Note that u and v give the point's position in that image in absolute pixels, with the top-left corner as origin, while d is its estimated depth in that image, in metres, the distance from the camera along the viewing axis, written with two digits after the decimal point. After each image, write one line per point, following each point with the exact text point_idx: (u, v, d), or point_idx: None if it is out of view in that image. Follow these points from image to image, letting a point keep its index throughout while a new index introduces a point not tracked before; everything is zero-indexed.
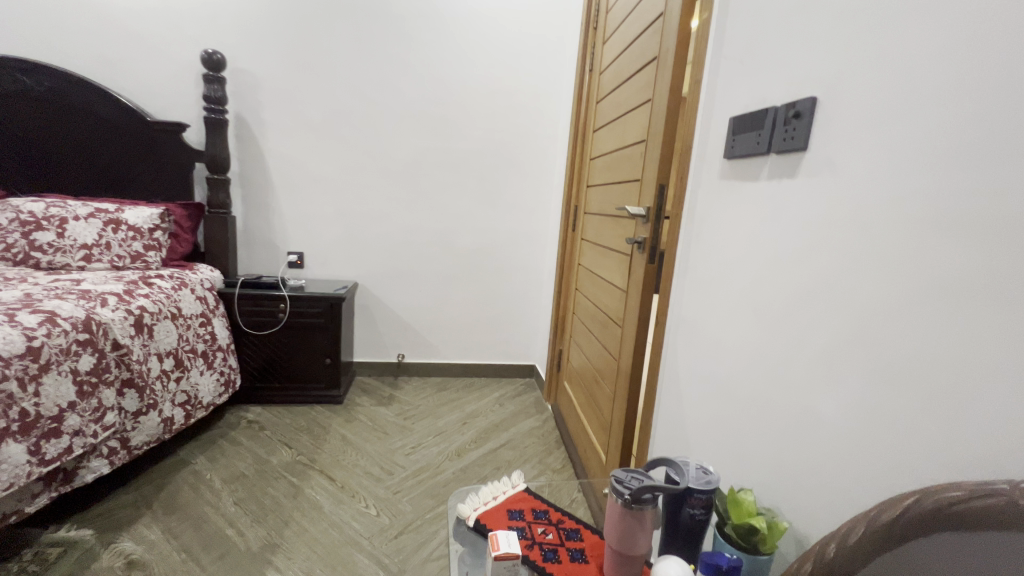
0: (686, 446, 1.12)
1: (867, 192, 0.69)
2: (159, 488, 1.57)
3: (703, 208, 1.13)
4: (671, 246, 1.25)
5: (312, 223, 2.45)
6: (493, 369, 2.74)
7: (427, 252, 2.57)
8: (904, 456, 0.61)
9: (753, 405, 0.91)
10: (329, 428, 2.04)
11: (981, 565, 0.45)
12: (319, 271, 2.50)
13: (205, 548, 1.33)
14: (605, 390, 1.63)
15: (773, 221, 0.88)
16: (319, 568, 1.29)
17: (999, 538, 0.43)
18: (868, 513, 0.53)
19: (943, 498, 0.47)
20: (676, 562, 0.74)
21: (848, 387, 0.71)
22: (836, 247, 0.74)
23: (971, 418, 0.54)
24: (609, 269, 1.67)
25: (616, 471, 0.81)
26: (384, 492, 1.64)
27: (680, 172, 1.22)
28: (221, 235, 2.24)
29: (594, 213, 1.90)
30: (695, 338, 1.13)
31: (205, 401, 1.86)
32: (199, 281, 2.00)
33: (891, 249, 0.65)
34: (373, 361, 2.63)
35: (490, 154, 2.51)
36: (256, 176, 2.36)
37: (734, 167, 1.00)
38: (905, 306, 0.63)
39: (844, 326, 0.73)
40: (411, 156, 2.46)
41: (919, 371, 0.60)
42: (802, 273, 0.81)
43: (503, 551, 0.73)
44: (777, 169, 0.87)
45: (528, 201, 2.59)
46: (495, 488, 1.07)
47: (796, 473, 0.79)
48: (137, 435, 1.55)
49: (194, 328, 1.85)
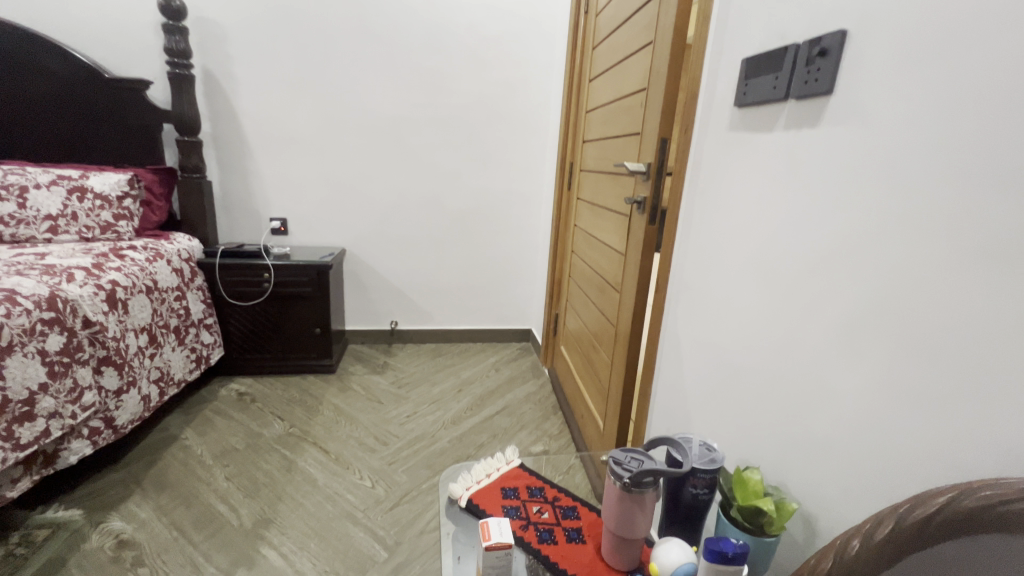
0: (687, 418, 1.07)
1: (901, 143, 0.60)
2: (148, 465, 1.54)
3: (708, 165, 1.03)
4: (673, 206, 1.16)
5: (293, 186, 2.32)
6: (488, 334, 2.69)
7: (416, 215, 2.46)
8: (930, 443, 0.56)
9: (760, 378, 0.85)
10: (322, 398, 2.01)
11: None
12: (304, 237, 2.40)
13: (196, 525, 1.31)
14: (602, 357, 1.57)
15: (789, 177, 0.79)
16: (314, 543, 1.27)
17: None
18: (898, 507, 0.47)
19: (984, 497, 0.42)
20: (677, 547, 0.71)
21: (869, 364, 0.64)
22: (860, 208, 0.66)
23: (1016, 405, 0.47)
24: (607, 231, 1.58)
25: (614, 451, 0.76)
26: (379, 462, 1.61)
27: (684, 124, 1.11)
28: (196, 201, 2.12)
29: (591, 170, 1.79)
30: (697, 306, 1.06)
31: (177, 377, 1.80)
32: (176, 251, 1.90)
33: (926, 210, 0.57)
34: (366, 329, 2.57)
35: (480, 109, 2.36)
36: (230, 137, 2.21)
37: (746, 117, 0.90)
38: (941, 276, 0.55)
39: (865, 295, 0.65)
40: (395, 112, 2.30)
41: (955, 348, 0.53)
42: (820, 235, 0.72)
43: (495, 540, 0.69)
44: (796, 118, 0.77)
45: (521, 159, 2.46)
46: (488, 464, 1.03)
47: (806, 452, 0.74)
48: (120, 414, 1.51)
49: (168, 302, 1.78)
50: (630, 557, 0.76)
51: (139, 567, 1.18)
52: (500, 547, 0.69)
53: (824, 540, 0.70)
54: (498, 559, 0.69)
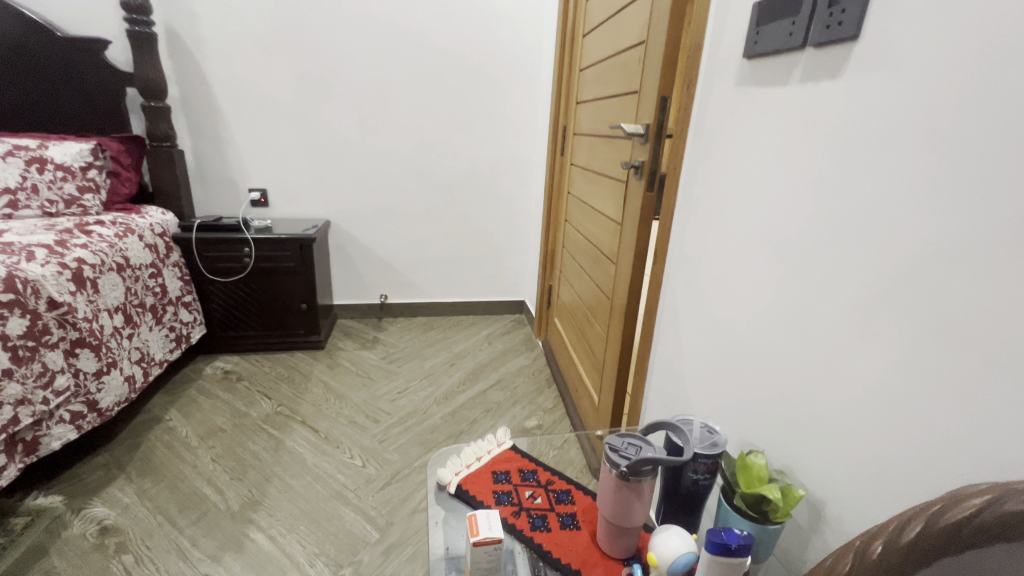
0: (686, 395, 1.03)
1: (938, 93, 0.52)
2: (131, 448, 1.50)
3: (713, 123, 0.94)
4: (673, 171, 1.08)
5: (271, 155, 2.20)
6: (481, 306, 2.64)
7: (402, 184, 2.35)
8: (953, 431, 0.51)
9: (766, 356, 0.79)
10: (311, 375, 1.96)
11: None
12: (286, 209, 2.29)
13: (182, 509, 1.28)
14: (597, 330, 1.52)
15: (803, 137, 0.71)
16: (303, 525, 1.25)
17: None
18: (929, 508, 0.42)
19: None
20: (676, 535, 0.67)
21: (887, 343, 0.59)
22: (885, 168, 0.58)
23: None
24: (602, 199, 1.50)
25: (610, 437, 0.71)
26: (370, 441, 1.58)
27: (687, 79, 1.02)
28: (167, 172, 2.01)
29: (585, 133, 1.69)
30: (698, 279, 0.99)
31: (157, 357, 1.74)
32: (148, 226, 1.80)
33: (964, 170, 0.50)
34: (355, 303, 2.51)
35: (467, 69, 2.22)
36: (200, 102, 2.07)
37: (756, 70, 0.81)
38: (980, 246, 0.48)
39: (885, 270, 0.59)
40: (376, 73, 2.16)
41: (990, 327, 0.47)
42: (836, 202, 0.65)
43: (484, 536, 0.66)
44: (815, 67, 0.68)
45: (512, 123, 2.34)
46: (478, 447, 0.99)
47: (813, 435, 0.69)
48: (104, 397, 1.46)
49: (143, 280, 1.70)
50: (627, 545, 0.73)
51: (123, 554, 1.14)
52: (490, 541, 0.66)
53: (831, 526, 0.66)
54: (487, 553, 0.66)
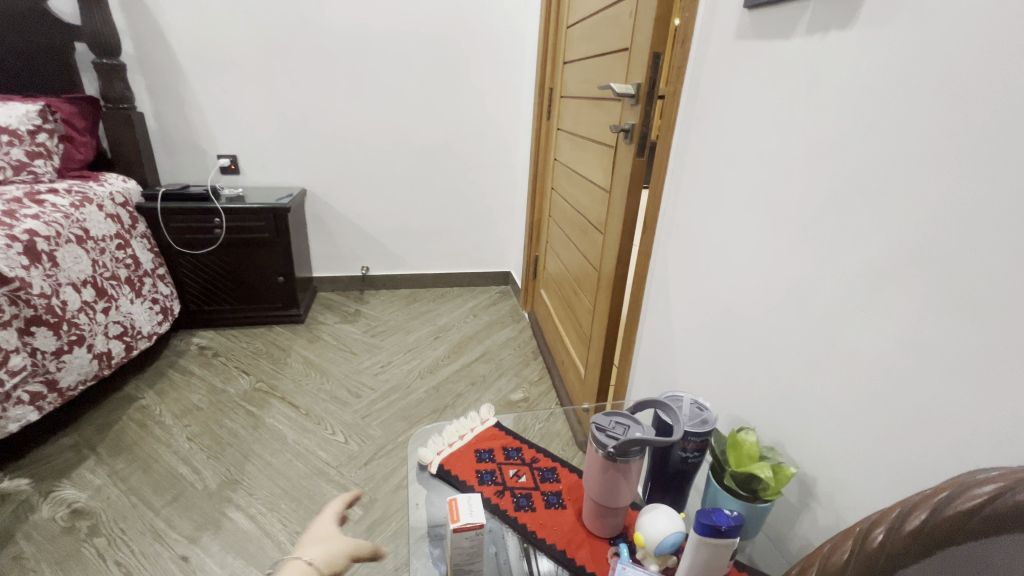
0: (675, 369, 1.01)
1: (959, 43, 0.47)
2: (102, 429, 1.44)
3: (709, 83, 0.88)
4: (665, 134, 1.02)
5: (239, 118, 2.07)
6: (466, 278, 2.58)
7: (382, 151, 2.24)
8: (956, 412, 0.48)
9: (759, 330, 0.76)
10: (291, 350, 1.91)
11: None
12: (259, 177, 2.18)
13: (157, 491, 1.24)
14: (584, 302, 1.49)
15: (807, 96, 0.65)
16: (284, 503, 1.22)
17: None
18: (935, 496, 0.39)
19: None
20: (664, 514, 0.65)
21: (888, 318, 0.55)
22: (895, 128, 0.53)
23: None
24: (590, 165, 1.43)
25: (597, 416, 0.68)
26: (352, 417, 1.55)
27: (682, 33, 0.94)
28: (127, 136, 1.88)
29: (572, 95, 1.60)
30: (689, 250, 0.95)
31: (145, 330, 1.69)
32: (108, 195, 1.68)
33: (986, 129, 0.45)
34: (335, 275, 2.43)
35: (446, 26, 2.08)
36: (159, 60, 1.92)
37: (758, 22, 0.75)
38: (994, 216, 0.44)
39: (889, 240, 0.55)
40: (350, 29, 2.02)
41: (1001, 304, 0.44)
42: (839, 167, 0.61)
43: (464, 523, 0.63)
44: (823, 16, 0.62)
45: (496, 84, 2.22)
46: (460, 425, 0.96)
47: (808, 412, 0.67)
48: (65, 376, 1.39)
49: (110, 252, 1.60)
50: (614, 524, 0.71)
51: (95, 537, 1.11)
52: (471, 527, 0.64)
53: (821, 504, 0.65)
54: (468, 539, 0.64)
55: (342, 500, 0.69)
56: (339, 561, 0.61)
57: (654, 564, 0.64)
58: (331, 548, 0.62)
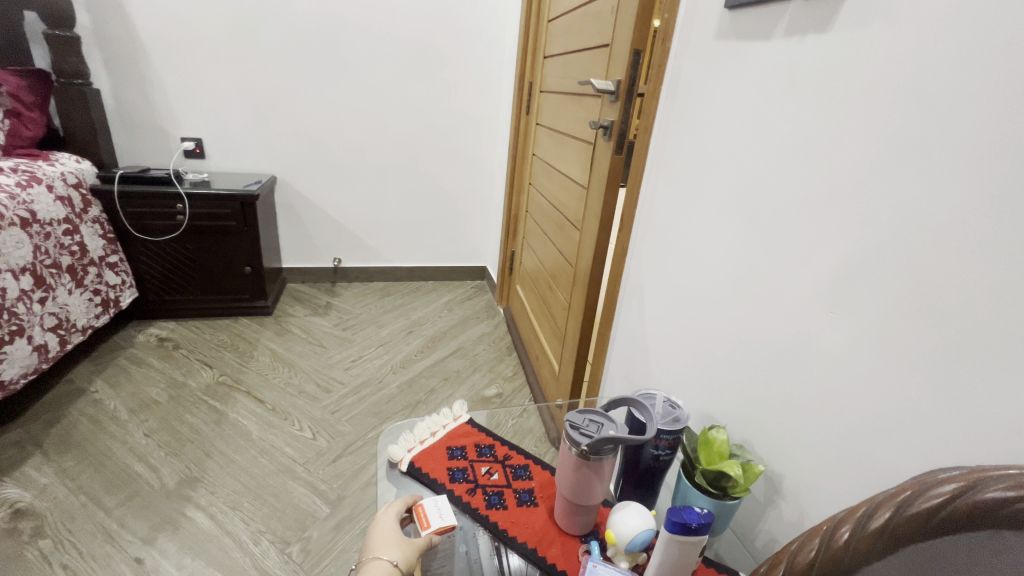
0: (649, 366, 1.02)
1: (934, 49, 0.48)
2: (49, 423, 1.36)
3: (687, 83, 0.89)
4: (644, 132, 1.02)
5: (204, 101, 1.98)
6: (441, 272, 2.55)
7: (357, 140, 2.19)
8: (919, 412, 0.49)
9: (731, 329, 0.77)
10: (258, 343, 1.85)
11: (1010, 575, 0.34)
12: (225, 163, 2.09)
13: (110, 490, 1.17)
14: (560, 299, 1.49)
15: (784, 99, 0.66)
16: (247, 501, 1.18)
17: None
18: (898, 495, 0.40)
19: (993, 493, 0.35)
20: (636, 512, 0.65)
21: (857, 320, 0.57)
22: (871, 132, 0.54)
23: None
24: (568, 160, 1.43)
25: (570, 413, 0.67)
26: (321, 412, 1.50)
27: (662, 31, 0.94)
28: (82, 114, 1.77)
29: (552, 90, 1.59)
30: (665, 249, 0.96)
31: (80, 324, 1.59)
32: (59, 175, 1.58)
33: (954, 138, 0.46)
34: (306, 267, 2.37)
35: (424, 14, 2.04)
36: (117, 35, 1.82)
37: (738, 22, 0.75)
38: (963, 222, 0.45)
39: (862, 244, 0.56)
40: (326, 12, 1.96)
41: (967, 309, 0.45)
42: (814, 170, 0.62)
43: (436, 527, 0.65)
44: (800, 21, 0.63)
45: (475, 77, 2.19)
46: (433, 422, 0.94)
47: (777, 410, 0.69)
48: (7, 369, 1.30)
49: (55, 237, 1.51)
50: (585, 521, 0.70)
51: (40, 539, 1.04)
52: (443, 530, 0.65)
53: (787, 501, 0.66)
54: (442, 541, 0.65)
55: (395, 504, 0.68)
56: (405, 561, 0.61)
57: (624, 561, 0.65)
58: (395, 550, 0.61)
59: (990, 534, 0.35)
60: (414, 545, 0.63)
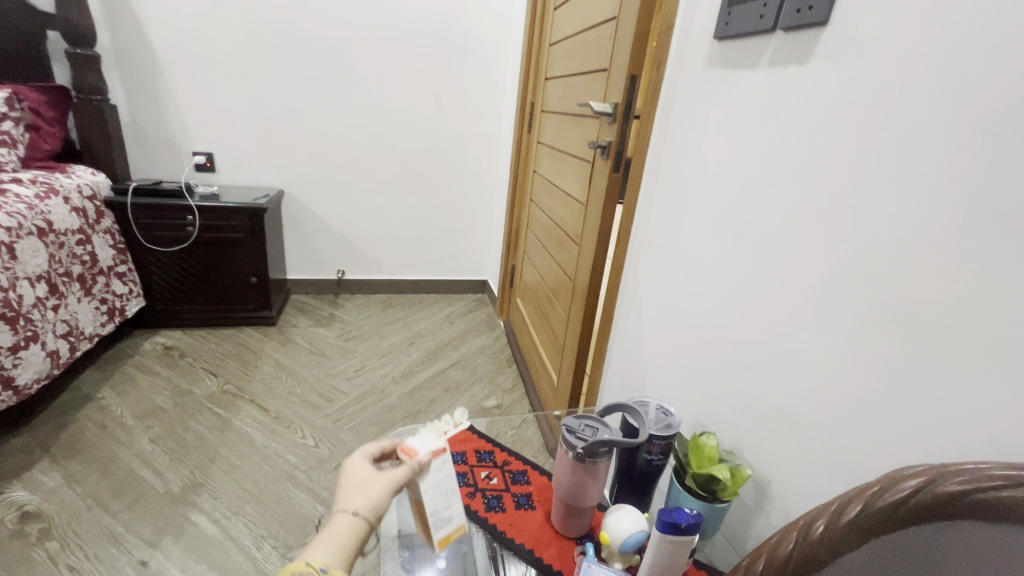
0: (644, 376, 1.05)
1: (907, 78, 0.52)
2: (57, 429, 1.39)
3: (681, 107, 0.94)
4: (640, 152, 1.07)
5: (216, 116, 2.04)
6: (442, 285, 2.59)
7: (363, 156, 2.25)
8: (896, 417, 0.53)
9: (722, 340, 0.81)
10: (261, 352, 1.88)
11: (967, 562, 0.37)
12: (234, 176, 2.14)
13: (115, 494, 1.20)
14: (559, 311, 1.52)
15: (770, 124, 0.71)
16: (250, 507, 1.20)
17: (1001, 536, 0.35)
18: (868, 489, 0.43)
19: (955, 484, 0.38)
20: (628, 514, 0.68)
21: (838, 330, 0.60)
22: (850, 156, 0.59)
23: (1009, 385, 0.43)
24: (568, 177, 1.48)
25: (567, 419, 0.70)
26: (323, 421, 1.53)
27: (658, 59, 1.00)
28: (98, 128, 1.83)
29: (553, 111, 1.65)
30: (660, 264, 1.00)
31: (88, 331, 1.62)
32: (75, 187, 1.64)
33: (922, 165, 0.50)
34: (310, 278, 2.41)
35: (431, 36, 2.12)
36: (137, 53, 1.89)
37: (726, 52, 0.80)
38: (931, 239, 0.50)
39: (842, 260, 0.60)
40: (336, 34, 2.04)
41: (937, 319, 0.49)
42: (799, 191, 0.66)
43: (424, 455, 0.59)
44: (783, 53, 0.68)
45: (479, 96, 2.26)
46: (434, 429, 0.97)
47: (765, 418, 0.72)
48: (22, 373, 1.34)
49: (69, 247, 1.55)
50: (580, 524, 0.73)
51: (47, 541, 1.06)
52: (433, 456, 0.60)
53: (775, 505, 0.69)
54: (434, 469, 0.60)
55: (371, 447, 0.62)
56: (382, 504, 0.56)
57: (617, 562, 0.67)
58: (369, 493, 0.55)
59: (950, 523, 0.38)
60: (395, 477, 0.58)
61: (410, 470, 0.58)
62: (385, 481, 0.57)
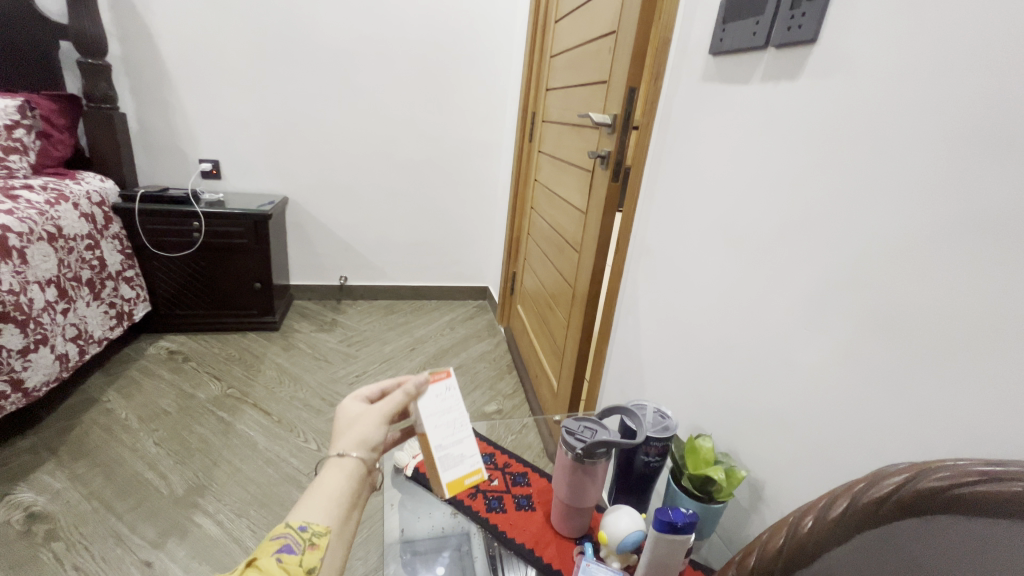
0: (642, 381, 1.07)
1: (891, 97, 0.55)
2: (63, 431, 1.40)
3: (677, 119, 0.97)
4: (638, 162, 1.10)
5: (223, 125, 2.08)
6: (443, 291, 2.61)
7: (366, 164, 2.28)
8: (884, 419, 0.55)
9: (718, 345, 0.83)
10: (264, 357, 1.90)
11: (949, 555, 0.39)
12: (240, 183, 2.18)
13: (120, 495, 1.21)
14: (559, 317, 1.54)
15: (763, 137, 0.73)
16: (253, 509, 1.21)
17: (977, 530, 0.37)
18: (854, 486, 0.45)
19: (933, 481, 0.40)
20: (626, 514, 0.70)
21: (829, 336, 0.63)
22: (838, 168, 0.61)
23: (989, 388, 0.45)
24: (568, 186, 1.51)
25: (566, 421, 0.72)
26: (325, 425, 1.55)
27: (655, 72, 1.03)
28: (108, 136, 1.87)
29: (553, 120, 1.68)
30: (658, 271, 1.02)
31: (96, 335, 1.64)
32: (84, 193, 1.66)
33: (907, 178, 0.53)
34: (313, 284, 2.43)
35: (434, 47, 2.16)
36: (146, 63, 1.93)
37: (721, 67, 0.83)
38: (915, 249, 0.52)
39: (833, 268, 0.62)
40: (341, 44, 2.08)
41: (921, 325, 0.51)
42: (791, 201, 0.68)
43: (421, 378, 0.62)
44: (775, 69, 0.71)
45: (481, 106, 2.30)
46: None
47: (759, 421, 0.74)
48: (31, 376, 1.36)
49: (78, 252, 1.58)
50: (579, 525, 0.75)
51: (53, 542, 1.08)
52: (432, 380, 0.63)
53: (769, 506, 0.71)
54: (434, 393, 0.62)
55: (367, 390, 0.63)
56: (374, 439, 0.57)
57: (615, 561, 0.69)
58: (359, 432, 0.57)
59: (931, 518, 0.40)
60: (385, 407, 0.59)
61: (408, 395, 0.60)
62: (375, 417, 0.58)
